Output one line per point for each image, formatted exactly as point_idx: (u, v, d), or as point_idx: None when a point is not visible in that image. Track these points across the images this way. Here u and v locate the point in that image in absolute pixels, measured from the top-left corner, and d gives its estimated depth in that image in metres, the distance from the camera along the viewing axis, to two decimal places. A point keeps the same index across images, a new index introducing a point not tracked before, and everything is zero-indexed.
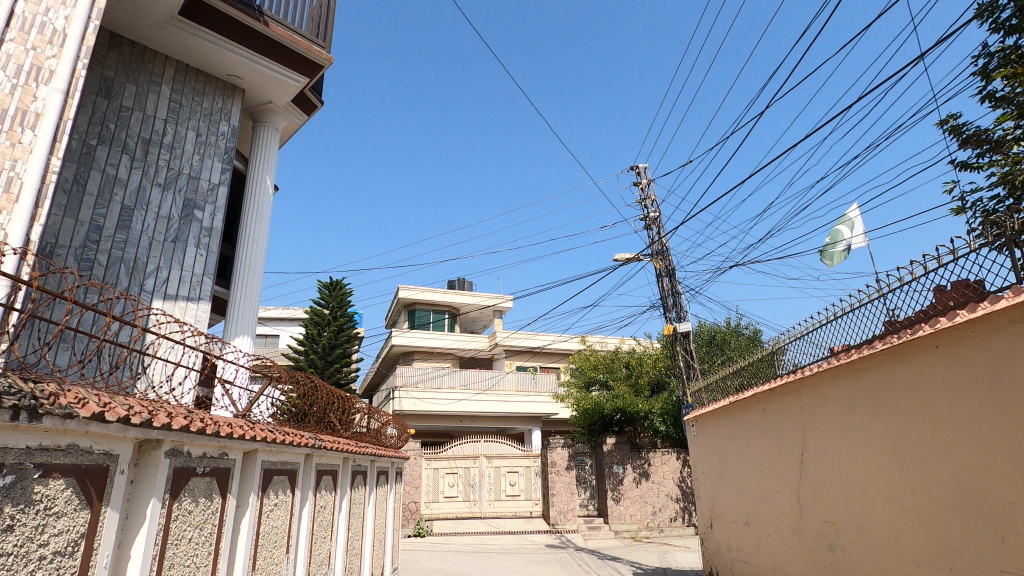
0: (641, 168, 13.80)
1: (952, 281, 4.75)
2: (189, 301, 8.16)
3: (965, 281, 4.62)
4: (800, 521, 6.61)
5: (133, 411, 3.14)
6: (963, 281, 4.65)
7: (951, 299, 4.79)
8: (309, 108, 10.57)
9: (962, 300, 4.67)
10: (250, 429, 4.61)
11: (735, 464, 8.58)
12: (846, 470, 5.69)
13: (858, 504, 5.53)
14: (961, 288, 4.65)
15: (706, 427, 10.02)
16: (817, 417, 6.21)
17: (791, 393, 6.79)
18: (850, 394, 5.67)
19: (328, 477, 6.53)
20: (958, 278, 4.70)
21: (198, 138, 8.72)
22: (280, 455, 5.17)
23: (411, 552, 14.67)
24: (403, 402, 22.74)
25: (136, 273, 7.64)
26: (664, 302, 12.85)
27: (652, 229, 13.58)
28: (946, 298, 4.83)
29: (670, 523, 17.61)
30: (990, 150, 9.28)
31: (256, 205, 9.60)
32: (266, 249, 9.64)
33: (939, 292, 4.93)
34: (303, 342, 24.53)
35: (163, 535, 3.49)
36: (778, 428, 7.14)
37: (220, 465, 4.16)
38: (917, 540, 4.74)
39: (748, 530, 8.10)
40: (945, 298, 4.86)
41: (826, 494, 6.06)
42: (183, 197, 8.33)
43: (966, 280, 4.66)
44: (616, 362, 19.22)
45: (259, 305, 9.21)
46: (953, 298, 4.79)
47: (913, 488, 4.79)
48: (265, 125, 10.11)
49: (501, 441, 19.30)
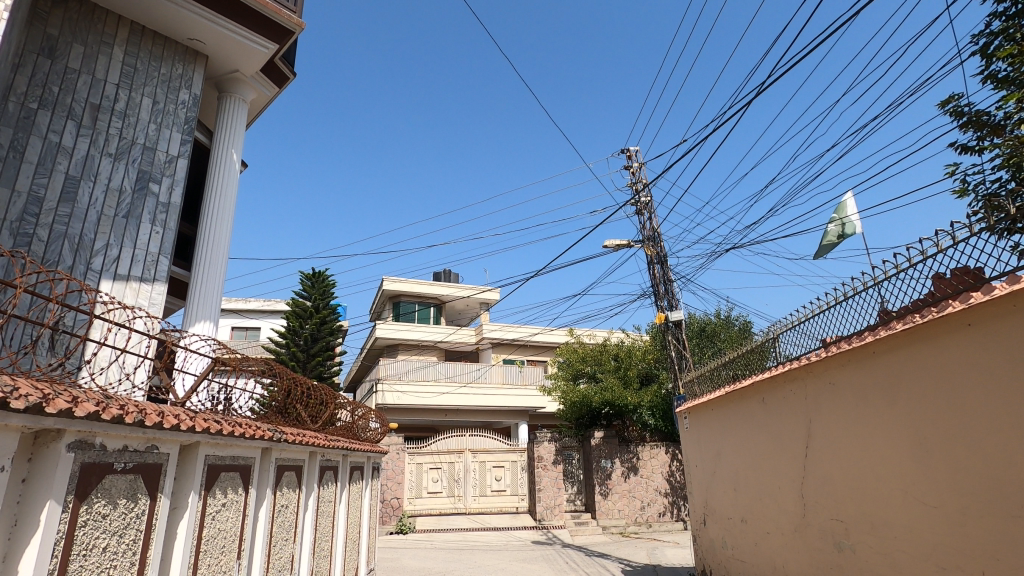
0: (632, 151, 13.26)
1: (951, 269, 4.50)
2: (143, 282, 7.45)
3: (965, 269, 4.38)
4: (803, 519, 6.15)
5: (17, 395, 2.53)
6: (963, 268, 4.40)
7: (952, 286, 4.53)
8: (280, 80, 9.89)
9: (960, 288, 4.44)
10: (190, 418, 3.99)
11: (731, 457, 8.11)
12: (859, 464, 5.20)
13: (871, 499, 5.04)
14: (961, 277, 4.40)
15: (700, 419, 9.55)
16: (825, 407, 5.75)
17: (795, 381, 6.32)
18: (861, 381, 5.21)
19: (291, 473, 5.91)
20: (958, 265, 4.45)
21: (154, 106, 8.00)
22: (229, 449, 4.57)
23: (393, 549, 14.13)
24: (386, 395, 22.13)
25: (82, 250, 6.92)
26: (656, 290, 12.36)
27: (643, 215, 13.07)
28: (945, 286, 4.57)
29: (658, 518, 17.21)
30: (990, 133, 8.86)
31: (221, 181, 8.92)
32: (231, 228, 8.95)
33: (938, 278, 4.70)
34: (284, 335, 23.78)
35: (67, 543, 2.88)
36: (781, 418, 6.65)
37: (149, 461, 3.55)
38: (940, 540, 4.29)
39: (745, 528, 7.66)
40: (943, 286, 4.61)
41: (833, 489, 5.61)
42: (137, 168, 7.63)
43: (966, 268, 4.41)
44: (604, 354, 18.77)
45: (223, 289, 8.53)
46: (952, 285, 4.54)
47: (935, 482, 4.34)
48: (231, 96, 9.40)
49: (486, 434, 18.77)
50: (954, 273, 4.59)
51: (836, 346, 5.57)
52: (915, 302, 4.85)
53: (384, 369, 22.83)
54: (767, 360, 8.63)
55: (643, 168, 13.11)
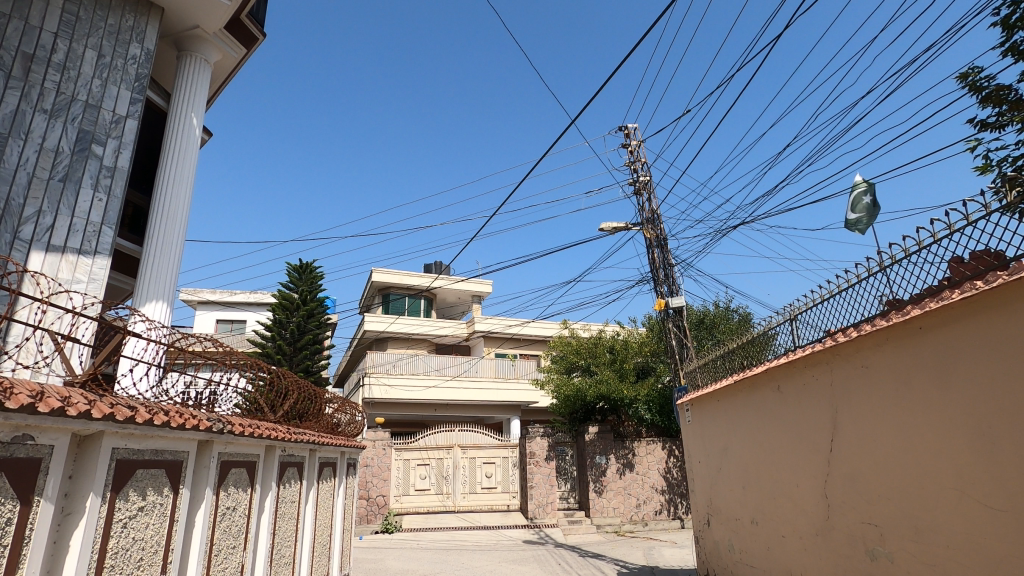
0: (630, 128, 12.48)
1: (969, 253, 4.37)
2: (83, 255, 6.59)
3: (984, 252, 4.24)
4: (825, 522, 5.45)
5: None
6: (983, 250, 4.26)
7: (967, 270, 4.41)
8: (248, 40, 9.12)
9: (979, 271, 4.29)
10: (91, 401, 3.19)
11: (740, 451, 7.40)
12: (899, 459, 4.49)
13: (915, 500, 4.32)
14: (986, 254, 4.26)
15: (704, 410, 8.81)
16: (855, 394, 5.03)
17: (817, 366, 5.59)
18: (903, 362, 4.49)
19: (241, 470, 5.11)
20: (975, 249, 4.32)
21: (99, 60, 7.11)
22: (151, 442, 3.77)
23: (376, 550, 13.36)
24: (372, 389, 21.39)
25: (8, 216, 6.05)
26: (655, 275, 11.61)
27: (641, 196, 12.30)
28: (962, 270, 4.45)
29: (654, 516, 16.53)
30: (1012, 110, 8.02)
31: (179, 147, 8.07)
32: (190, 199, 8.11)
33: (954, 263, 4.58)
34: (270, 327, 22.88)
35: None
36: (799, 408, 5.92)
37: (18, 457, 2.75)
38: (1007, 550, 3.58)
39: (755, 530, 6.95)
40: (961, 269, 4.48)
41: (863, 488, 4.90)
42: (78, 128, 6.76)
43: (985, 251, 4.29)
44: (599, 346, 17.97)
45: (180, 269, 7.69)
46: (970, 269, 4.42)
47: (1000, 481, 3.63)
48: (193, 56, 8.52)
49: (476, 429, 17.99)
50: (968, 259, 4.49)
51: (844, 333, 5.29)
52: (931, 288, 4.66)
53: (371, 363, 22.00)
54: (768, 352, 7.88)
55: (642, 147, 12.34)
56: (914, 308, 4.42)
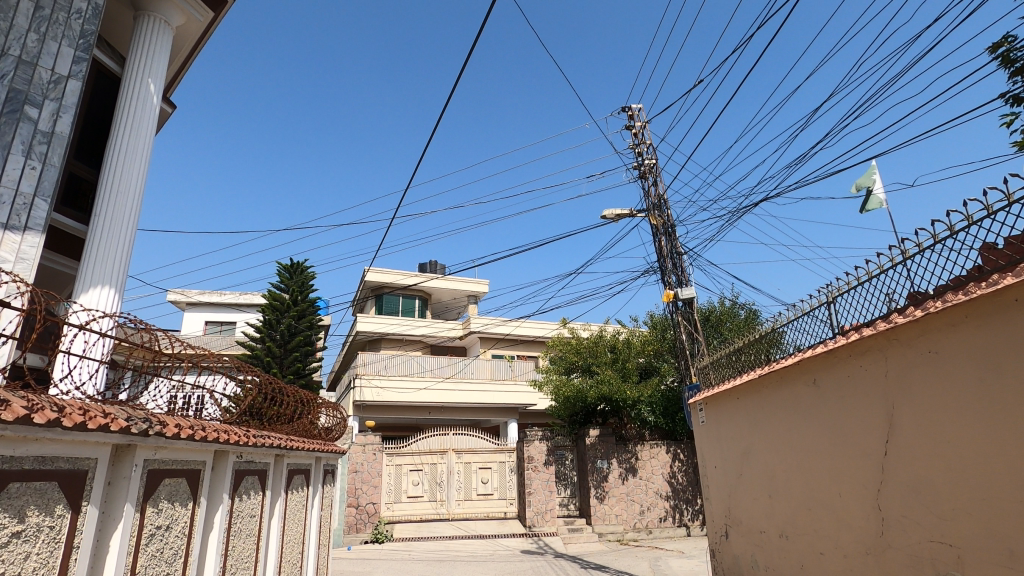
0: (634, 109, 11.65)
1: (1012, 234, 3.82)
2: (8, 230, 5.83)
3: None
4: (877, 540, 4.60)
5: None
6: None
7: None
8: (216, 4, 8.22)
9: None
10: None
11: (764, 455, 6.55)
12: (985, 463, 3.64)
13: (1007, 512, 3.48)
14: None
15: (720, 410, 7.92)
16: (919, 386, 4.20)
17: (867, 355, 4.74)
18: (990, 346, 3.65)
19: (178, 481, 4.22)
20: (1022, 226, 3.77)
21: (37, 12, 6.39)
22: (35, 447, 2.89)
23: (365, 561, 12.44)
24: (364, 392, 20.51)
25: None
26: (662, 265, 10.78)
27: (647, 180, 11.49)
28: (1004, 253, 3.89)
29: (659, 523, 15.62)
30: None
31: (133, 117, 7.20)
32: (146, 173, 7.24)
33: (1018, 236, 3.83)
34: (261, 328, 21.92)
35: None
36: (842, 405, 5.06)
37: None
38: None
39: (785, 545, 6.08)
40: None
41: (933, 497, 4.05)
42: (7, 86, 6.04)
43: None
44: (600, 345, 17.11)
45: (129, 251, 6.82)
46: None
47: None
48: (152, 17, 7.64)
49: (471, 432, 17.16)
50: (999, 247, 3.98)
51: (902, 314, 4.45)
52: (970, 271, 4.07)
53: (362, 363, 21.11)
54: (780, 347, 7.10)
55: (647, 129, 11.52)
56: (1006, 276, 3.60)
